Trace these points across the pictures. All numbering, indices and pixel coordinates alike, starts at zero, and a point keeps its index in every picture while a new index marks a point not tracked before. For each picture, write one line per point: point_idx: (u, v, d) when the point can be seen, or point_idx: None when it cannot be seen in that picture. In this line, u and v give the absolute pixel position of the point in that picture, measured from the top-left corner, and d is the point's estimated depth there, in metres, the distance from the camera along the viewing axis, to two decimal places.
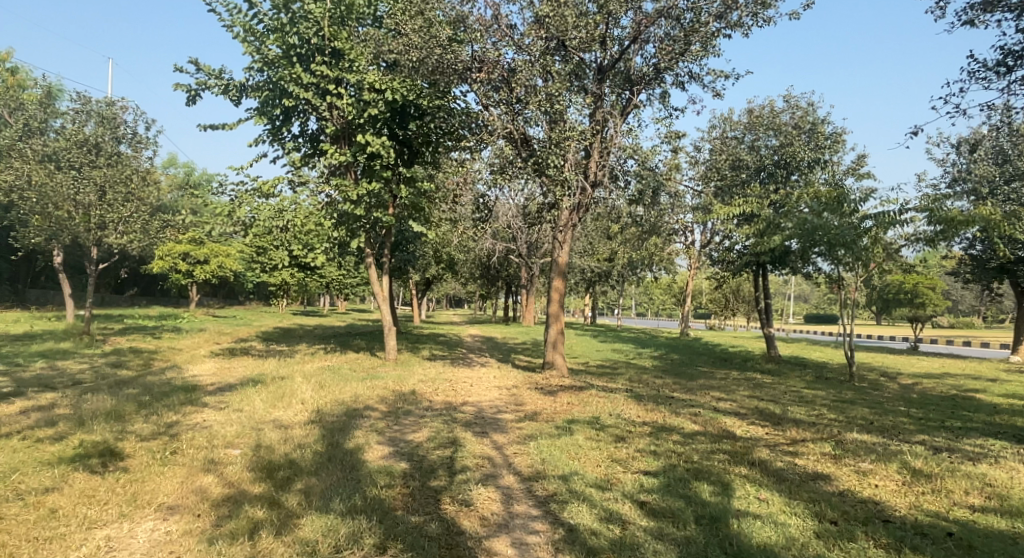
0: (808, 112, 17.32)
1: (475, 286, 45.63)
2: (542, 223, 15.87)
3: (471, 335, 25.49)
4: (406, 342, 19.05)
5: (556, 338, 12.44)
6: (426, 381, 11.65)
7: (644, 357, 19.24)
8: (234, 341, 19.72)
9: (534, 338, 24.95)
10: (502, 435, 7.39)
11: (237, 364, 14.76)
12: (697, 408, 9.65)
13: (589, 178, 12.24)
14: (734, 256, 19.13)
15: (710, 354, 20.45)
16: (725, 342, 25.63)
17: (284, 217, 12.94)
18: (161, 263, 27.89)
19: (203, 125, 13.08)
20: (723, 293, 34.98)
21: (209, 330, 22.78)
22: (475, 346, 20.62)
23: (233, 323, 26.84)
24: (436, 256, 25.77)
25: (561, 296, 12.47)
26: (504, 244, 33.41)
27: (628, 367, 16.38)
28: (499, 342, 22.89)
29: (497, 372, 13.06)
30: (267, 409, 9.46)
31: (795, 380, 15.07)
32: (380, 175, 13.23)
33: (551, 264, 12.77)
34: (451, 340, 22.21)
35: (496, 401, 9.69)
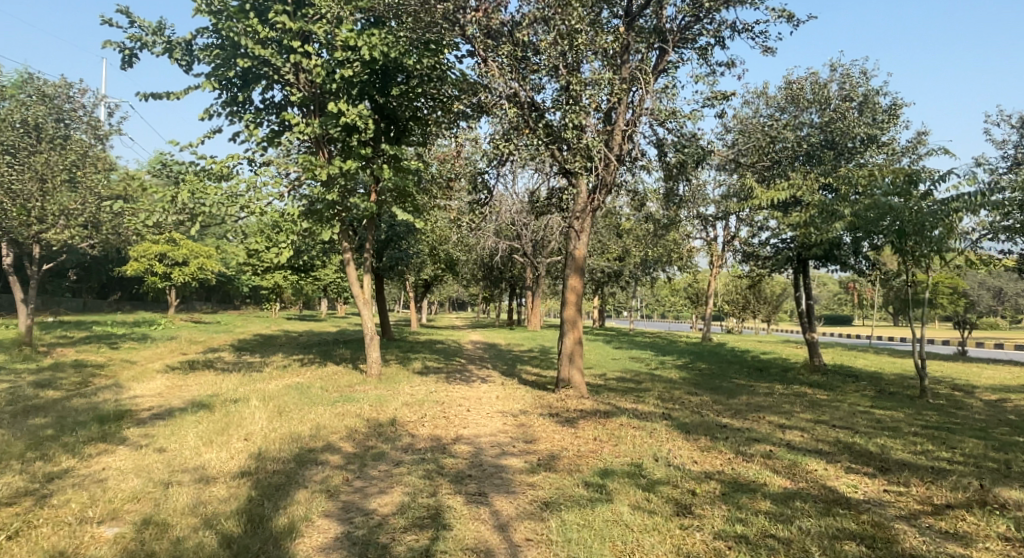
0: (860, 82, 15.03)
1: (476, 287, 43.32)
2: (553, 212, 13.53)
3: (472, 342, 23.20)
4: (396, 352, 16.74)
5: (572, 349, 10.08)
6: (413, 405, 9.34)
7: (667, 367, 16.91)
8: (204, 351, 17.47)
9: (542, 345, 22.60)
10: (509, 500, 5.07)
11: (194, 381, 12.50)
12: (765, 445, 7.30)
13: (613, 150, 9.89)
14: (769, 252, 16.81)
15: (742, 362, 18.08)
16: (752, 347, 23.19)
17: (239, 204, 10.53)
18: (136, 265, 25.86)
19: (143, 93, 10.92)
20: (743, 293, 32.62)
21: (180, 338, 20.55)
22: (476, 355, 18.26)
23: (212, 330, 24.62)
24: (432, 255, 23.48)
25: (579, 298, 10.12)
26: (507, 242, 31.17)
27: (653, 381, 14.04)
28: (503, 350, 20.55)
29: (502, 391, 10.73)
30: (197, 450, 7.17)
31: (855, 395, 12.70)
32: (358, 152, 10.96)
33: (566, 257, 10.39)
34: (449, 348, 19.88)
35: (499, 436, 7.37)
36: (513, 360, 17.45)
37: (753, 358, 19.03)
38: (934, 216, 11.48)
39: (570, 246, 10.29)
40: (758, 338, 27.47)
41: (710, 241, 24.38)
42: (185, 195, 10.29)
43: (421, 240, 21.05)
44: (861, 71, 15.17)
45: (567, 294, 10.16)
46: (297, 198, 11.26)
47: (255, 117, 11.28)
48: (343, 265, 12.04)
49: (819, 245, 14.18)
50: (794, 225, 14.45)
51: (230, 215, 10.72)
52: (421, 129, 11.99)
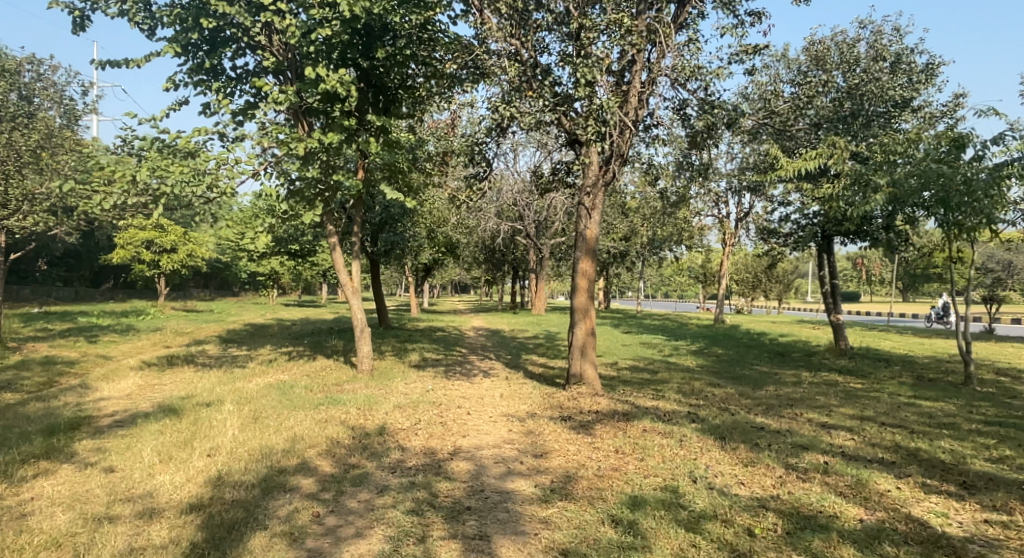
0: (893, 40, 13.71)
1: (478, 270, 42.23)
2: (559, 189, 12.31)
3: (474, 328, 22.13)
4: (393, 342, 15.68)
5: (584, 341, 8.99)
6: (406, 407, 8.30)
7: (682, 354, 15.82)
8: (188, 343, 16.46)
9: (547, 330, 21.52)
10: (518, 546, 4.04)
11: (170, 379, 11.44)
12: (816, 455, 6.23)
13: (630, 115, 8.64)
14: (791, 229, 15.62)
15: (761, 347, 17.03)
16: (768, 329, 22.06)
17: (205, 182, 9.23)
18: (121, 252, 24.79)
19: (98, 61, 9.69)
20: (755, 272, 31.51)
21: (167, 329, 19.55)
22: (478, 344, 17.18)
23: (202, 320, 23.60)
24: (429, 237, 22.33)
25: (591, 283, 9.00)
26: (509, 224, 30.01)
27: (670, 370, 13.02)
28: (506, 337, 19.49)
29: (508, 387, 9.67)
30: (151, 471, 6.13)
31: (892, 384, 11.62)
32: (340, 123, 9.73)
33: (576, 237, 9.21)
34: (450, 336, 18.81)
35: (504, 448, 6.34)
36: (517, 348, 16.37)
37: (772, 342, 17.91)
38: (986, 185, 10.28)
39: (580, 226, 9.14)
40: (771, 319, 26.35)
41: (720, 217, 23.16)
42: (143, 172, 9.03)
43: (418, 221, 19.89)
44: (893, 28, 13.85)
45: (578, 279, 9.03)
46: (275, 177, 10.07)
47: (227, 85, 10.06)
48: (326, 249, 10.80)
49: (850, 220, 12.99)
50: (822, 198, 13.22)
51: (198, 196, 9.51)
52: (411, 98, 10.74)
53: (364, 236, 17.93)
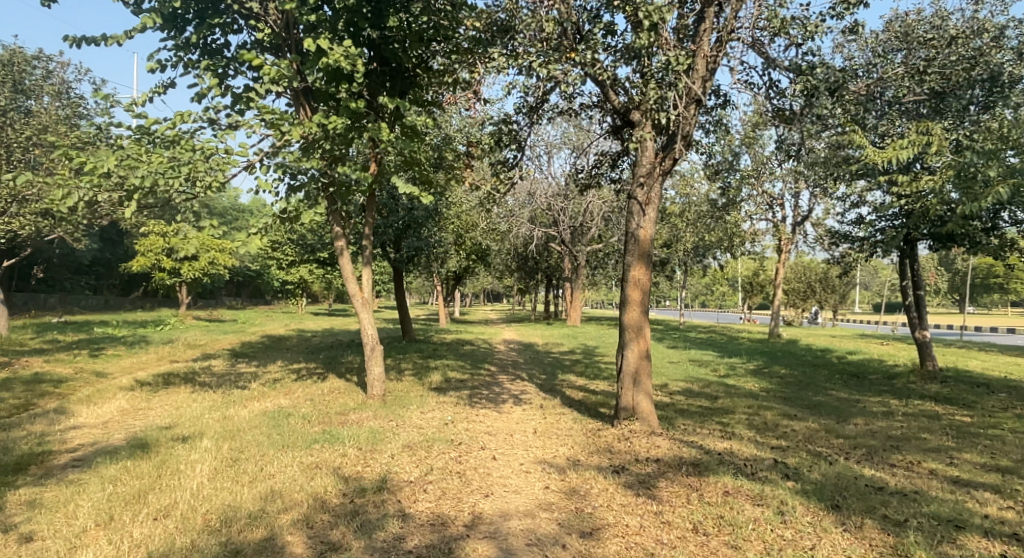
0: (996, 10, 11.66)
1: (510, 279, 40.78)
2: (600, 184, 10.62)
3: (505, 341, 20.55)
4: (414, 358, 14.19)
5: (637, 367, 7.27)
6: (418, 448, 6.72)
7: (741, 374, 13.90)
8: (196, 358, 15.29)
9: (584, 344, 19.79)
10: None
11: (159, 403, 10.12)
12: (979, 541, 4.42)
13: (697, 84, 6.91)
14: (866, 232, 13.63)
15: (829, 366, 15.01)
16: (831, 344, 19.89)
17: (185, 174, 7.75)
18: (141, 260, 24.17)
19: (72, 37, 8.35)
20: (809, 281, 29.30)
21: (179, 341, 18.51)
22: (509, 360, 15.60)
23: (221, 331, 22.62)
24: (457, 243, 20.88)
25: (645, 294, 7.30)
26: (543, 229, 28.45)
27: (730, 395, 11.22)
28: (540, 352, 17.84)
29: (544, 421, 8.01)
30: (74, 543, 4.66)
31: (1010, 417, 9.57)
32: (345, 106, 8.24)
33: (627, 238, 7.49)
34: (478, 351, 17.26)
35: (540, 519, 4.72)
36: (552, 366, 14.70)
37: (841, 360, 15.85)
38: None
39: (630, 225, 7.43)
40: (830, 333, 24.04)
41: (774, 221, 21.13)
42: (112, 162, 7.56)
43: (444, 226, 18.48)
44: None
45: (629, 290, 7.33)
46: (272, 169, 8.63)
47: (220, 64, 8.69)
48: (333, 251, 9.18)
49: (948, 221, 10.97)
50: (911, 194, 11.22)
51: (180, 192, 8.06)
52: (431, 78, 9.23)
53: (386, 241, 16.60)
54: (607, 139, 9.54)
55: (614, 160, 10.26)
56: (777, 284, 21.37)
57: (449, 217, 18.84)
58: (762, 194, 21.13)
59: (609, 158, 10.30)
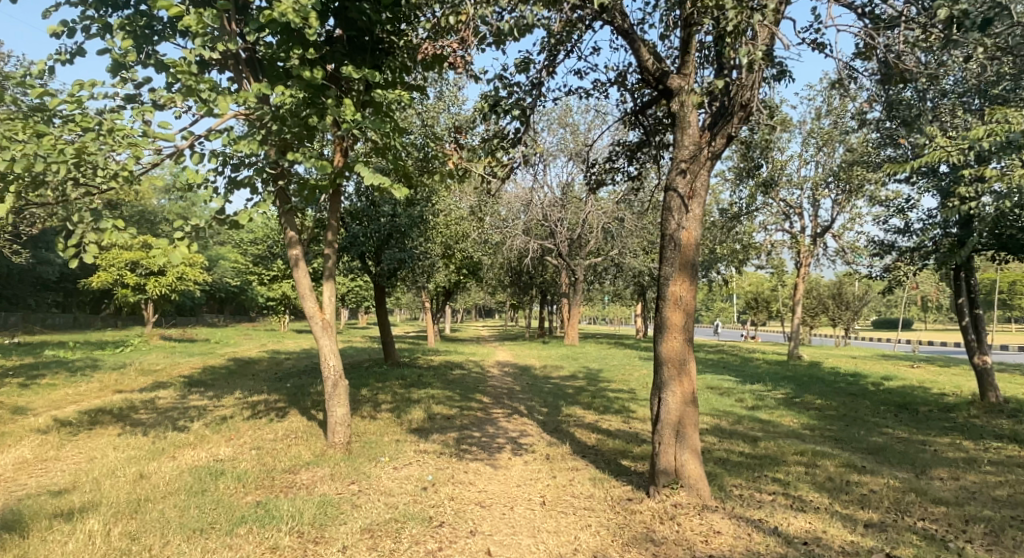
0: None
1: (504, 294, 39.00)
2: (615, 179, 8.92)
3: (499, 363, 18.66)
4: (395, 388, 12.27)
5: (681, 416, 5.43)
6: (384, 535, 4.80)
7: (772, 406, 12.07)
8: (145, 386, 13.29)
9: (586, 367, 17.96)
10: None
11: (72, 451, 8.13)
12: None
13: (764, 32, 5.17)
14: (912, 241, 11.94)
15: (867, 394, 13.23)
16: (856, 367, 18.17)
17: (79, 158, 5.87)
18: (102, 275, 22.22)
19: None
20: (820, 297, 27.94)
21: (133, 366, 16.47)
22: (506, 388, 13.71)
23: (186, 353, 20.56)
24: (446, 256, 19.13)
25: (689, 317, 5.51)
26: (539, 242, 26.84)
27: (769, 435, 9.37)
28: (538, 378, 15.96)
29: (555, 484, 6.11)
30: None
31: None
32: (301, 73, 6.41)
33: (665, 243, 5.69)
34: (469, 376, 15.37)
35: None
36: (555, 396, 12.83)
37: (878, 387, 14.07)
38: None
39: (668, 226, 5.64)
40: (849, 353, 22.37)
41: (790, 232, 19.50)
42: None
43: (433, 237, 16.79)
44: None
45: (670, 311, 5.53)
46: (207, 158, 6.79)
47: (145, 26, 6.80)
48: (292, 260, 7.33)
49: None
50: (982, 193, 9.50)
51: (77, 184, 6.18)
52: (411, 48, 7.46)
53: (366, 251, 14.96)
54: (626, 123, 7.84)
55: (632, 154, 8.55)
56: (795, 300, 19.63)
57: (439, 227, 17.14)
58: (776, 204, 19.56)
59: (626, 151, 8.60)
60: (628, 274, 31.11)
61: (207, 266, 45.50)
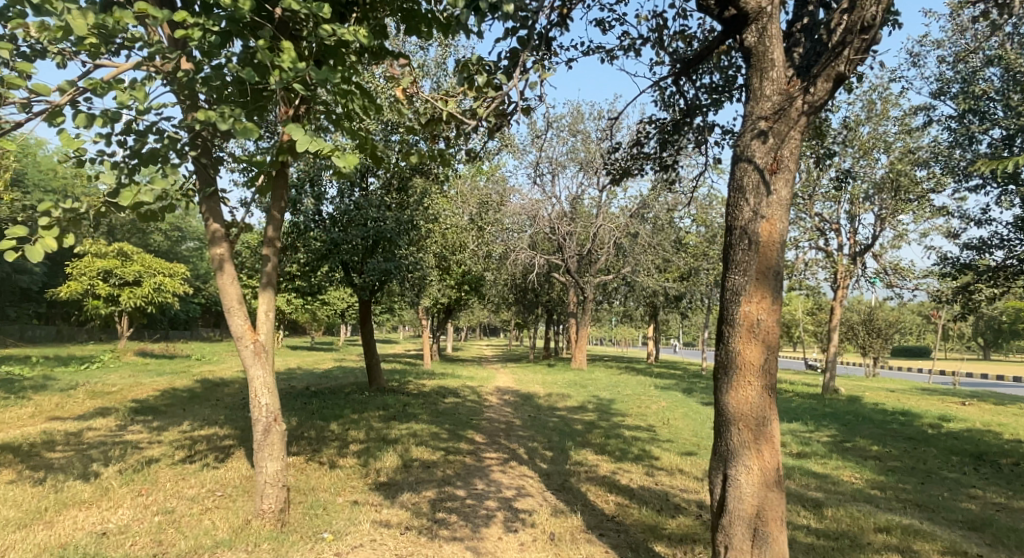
0: None
1: (508, 313, 37.13)
2: (644, 165, 7.09)
3: (498, 390, 16.70)
4: (372, 422, 10.32)
5: (760, 506, 3.51)
6: None
7: (823, 454, 10.02)
8: (84, 413, 11.36)
9: (595, 397, 15.96)
10: None
11: None
12: None
13: None
14: (993, 259, 9.97)
15: (931, 440, 11.18)
16: (901, 403, 16.11)
17: None
18: (71, 285, 20.61)
19: None
20: (848, 321, 25.93)
21: (85, 387, 14.54)
22: (505, 423, 11.75)
23: (156, 372, 18.67)
24: (441, 268, 17.29)
25: (772, 351, 3.64)
26: (546, 257, 25.07)
27: (836, 500, 7.35)
28: (542, 409, 14.01)
29: None
30: None
31: None
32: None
33: (731, 240, 3.84)
34: (463, 407, 13.40)
35: None
36: (561, 434, 10.86)
37: (940, 430, 12.02)
38: None
39: (739, 215, 3.79)
40: (885, 385, 20.32)
41: (824, 249, 17.52)
42: None
43: (427, 247, 15.03)
44: None
45: (742, 345, 3.65)
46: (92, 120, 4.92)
47: None
48: (215, 263, 5.53)
49: None
50: None
51: None
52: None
53: (349, 260, 13.23)
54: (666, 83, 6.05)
55: (668, 136, 6.79)
56: (830, 327, 17.40)
57: (434, 237, 15.39)
58: (808, 219, 17.66)
59: (660, 134, 6.87)
60: (640, 293, 29.18)
61: (200, 279, 43.84)
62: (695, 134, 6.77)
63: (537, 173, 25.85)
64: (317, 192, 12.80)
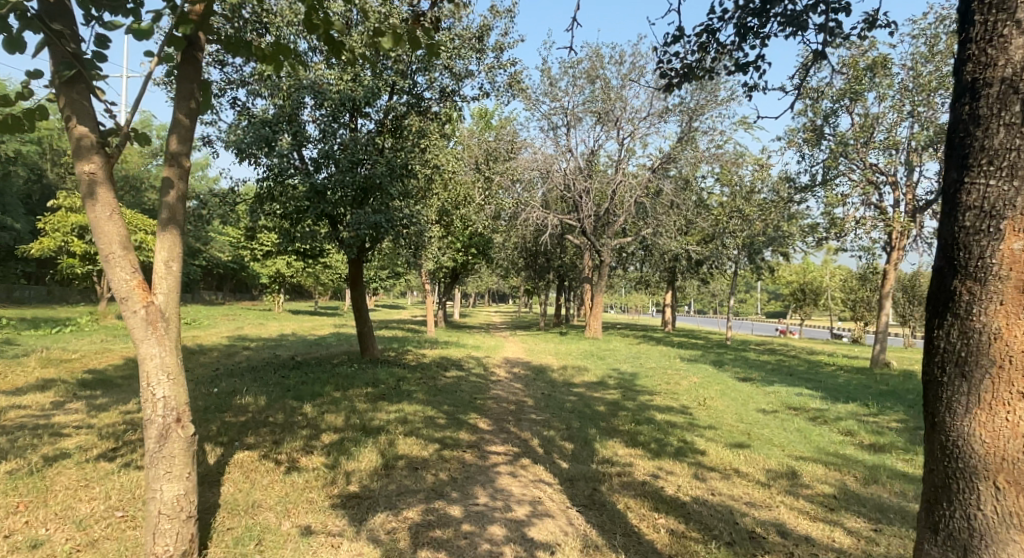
0: None
1: (518, 277, 35.29)
2: (711, 65, 4.97)
3: (507, 362, 14.97)
4: (356, 402, 8.59)
5: None
6: None
7: (902, 447, 7.96)
8: (26, 385, 9.72)
9: (616, 370, 14.19)
10: None
11: None
12: None
13: None
14: None
15: None
16: None
17: None
18: (45, 242, 18.98)
19: None
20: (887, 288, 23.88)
21: (43, 353, 12.94)
22: (513, 403, 9.98)
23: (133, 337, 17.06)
24: (443, 225, 15.39)
25: None
26: (559, 217, 23.02)
27: None
28: (555, 385, 12.22)
29: None
30: None
31: None
32: None
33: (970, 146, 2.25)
34: (465, 382, 11.64)
35: None
36: (582, 418, 9.06)
37: None
38: None
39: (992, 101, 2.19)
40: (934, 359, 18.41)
41: (876, 206, 14.96)
42: None
43: (426, 200, 13.06)
44: None
45: (1002, 325, 2.14)
46: None
47: None
48: (84, 186, 3.65)
49: None
50: None
51: None
52: None
53: (334, 211, 11.34)
54: None
55: (750, 21, 4.63)
56: (883, 294, 14.85)
57: (433, 189, 13.36)
58: (859, 169, 15.09)
59: (739, 15, 4.69)
60: (659, 256, 27.17)
61: (197, 240, 42.23)
62: (787, 17, 4.65)
63: (550, 126, 23.66)
64: (297, 130, 10.78)
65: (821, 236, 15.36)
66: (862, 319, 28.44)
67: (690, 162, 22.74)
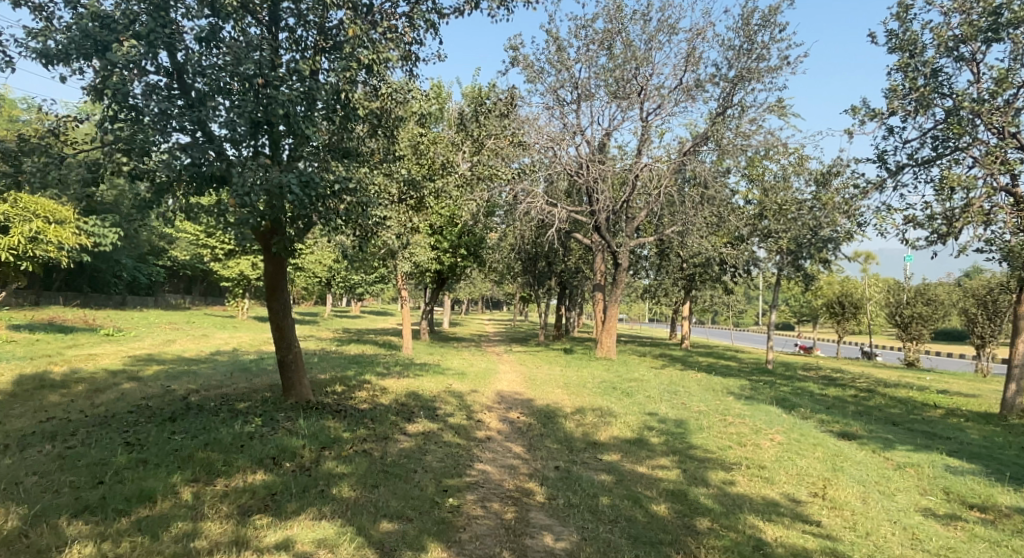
0: None
1: (515, 285, 31.22)
2: None
3: (500, 401, 10.76)
4: (195, 529, 4.35)
5: None
6: None
7: None
8: None
9: (655, 416, 10.01)
10: None
11: None
12: None
13: None
14: None
15: None
16: None
17: None
18: None
19: None
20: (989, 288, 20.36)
21: None
22: (508, 501, 5.71)
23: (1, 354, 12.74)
24: (414, 208, 11.31)
25: None
26: (567, 210, 18.89)
27: None
28: (573, 448, 7.94)
29: None
30: None
31: None
32: None
33: None
34: (434, 446, 7.41)
35: None
36: (638, 547, 4.83)
37: None
38: None
39: None
40: None
41: (1010, 191, 10.94)
42: None
43: (383, 167, 8.79)
44: None
45: None
46: None
47: None
48: None
49: None
50: None
51: None
52: None
53: (215, 177, 6.85)
54: None
55: None
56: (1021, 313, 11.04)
57: (397, 152, 9.15)
58: (989, 140, 10.99)
59: None
60: (680, 260, 23.30)
61: (160, 239, 37.98)
62: None
63: (556, 102, 19.52)
64: (153, 30, 6.34)
65: (933, 231, 11.16)
66: (915, 337, 24.42)
67: (727, 144, 18.77)
